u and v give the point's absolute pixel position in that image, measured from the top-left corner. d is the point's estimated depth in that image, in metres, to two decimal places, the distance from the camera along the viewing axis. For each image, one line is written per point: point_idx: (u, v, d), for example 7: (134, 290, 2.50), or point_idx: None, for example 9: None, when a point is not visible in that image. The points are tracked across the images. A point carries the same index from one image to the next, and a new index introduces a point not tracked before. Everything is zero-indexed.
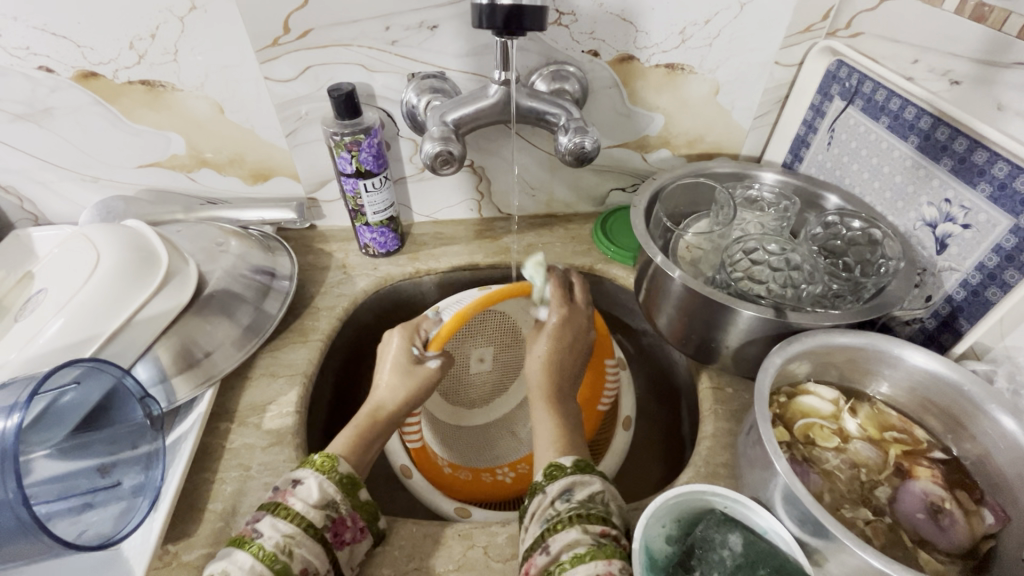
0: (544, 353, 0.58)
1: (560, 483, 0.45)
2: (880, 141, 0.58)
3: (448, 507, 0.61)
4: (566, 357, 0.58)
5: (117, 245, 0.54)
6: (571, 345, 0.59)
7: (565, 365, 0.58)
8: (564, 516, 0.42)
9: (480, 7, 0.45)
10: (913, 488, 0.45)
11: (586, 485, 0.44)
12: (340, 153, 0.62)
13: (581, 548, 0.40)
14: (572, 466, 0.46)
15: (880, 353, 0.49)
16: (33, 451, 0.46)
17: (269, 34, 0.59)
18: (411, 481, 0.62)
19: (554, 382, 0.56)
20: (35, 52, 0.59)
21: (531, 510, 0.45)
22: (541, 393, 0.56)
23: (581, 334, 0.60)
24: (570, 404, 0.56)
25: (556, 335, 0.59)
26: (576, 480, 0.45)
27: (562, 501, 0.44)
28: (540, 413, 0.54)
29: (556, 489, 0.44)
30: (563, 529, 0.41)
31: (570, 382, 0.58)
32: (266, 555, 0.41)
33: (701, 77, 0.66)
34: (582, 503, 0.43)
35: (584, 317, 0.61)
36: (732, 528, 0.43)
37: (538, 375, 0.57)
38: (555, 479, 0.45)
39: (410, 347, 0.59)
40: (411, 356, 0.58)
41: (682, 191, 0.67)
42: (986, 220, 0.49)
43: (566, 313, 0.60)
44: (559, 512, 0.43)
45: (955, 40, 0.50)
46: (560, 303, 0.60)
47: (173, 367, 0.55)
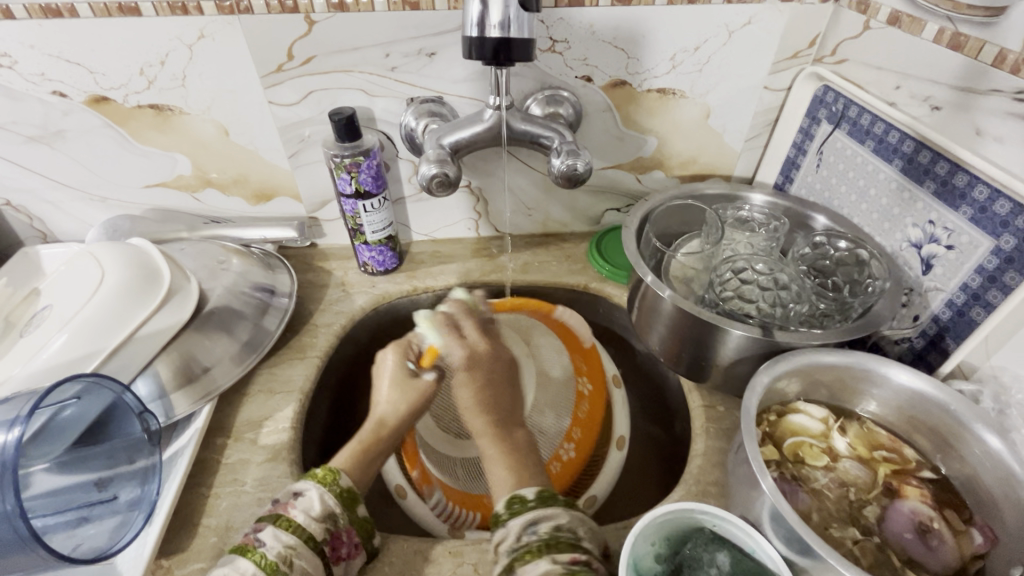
0: (471, 394, 0.54)
1: (523, 516, 0.44)
2: (866, 163, 0.60)
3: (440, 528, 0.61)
4: (493, 389, 0.55)
5: (121, 263, 0.55)
6: (495, 377, 0.56)
7: (498, 390, 0.56)
8: (533, 546, 0.42)
9: (471, 38, 0.48)
10: (902, 508, 0.46)
11: (552, 518, 0.44)
12: (339, 174, 0.64)
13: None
14: (535, 498, 0.46)
15: (867, 372, 0.50)
16: (33, 464, 0.47)
17: (274, 61, 0.61)
18: (405, 501, 0.62)
19: (495, 414, 0.54)
20: (49, 78, 0.61)
21: (497, 541, 0.44)
22: (486, 425, 0.53)
23: (503, 355, 0.59)
24: (518, 431, 0.54)
25: (468, 375, 0.55)
26: (541, 513, 0.44)
27: (529, 533, 0.43)
28: (487, 449, 0.52)
29: (521, 524, 0.44)
30: (532, 560, 0.41)
31: (509, 403, 0.56)
32: (266, 564, 0.41)
33: (692, 101, 0.68)
34: (550, 534, 0.43)
35: (490, 347, 0.58)
36: (721, 547, 0.43)
37: (475, 417, 0.54)
38: (518, 515, 0.45)
39: (405, 363, 0.59)
40: (407, 370, 0.59)
41: (674, 212, 0.69)
42: (968, 241, 0.50)
43: (489, 345, 0.58)
44: (527, 543, 0.43)
45: (933, 67, 0.51)
46: (459, 341, 0.57)
47: (173, 382, 0.56)
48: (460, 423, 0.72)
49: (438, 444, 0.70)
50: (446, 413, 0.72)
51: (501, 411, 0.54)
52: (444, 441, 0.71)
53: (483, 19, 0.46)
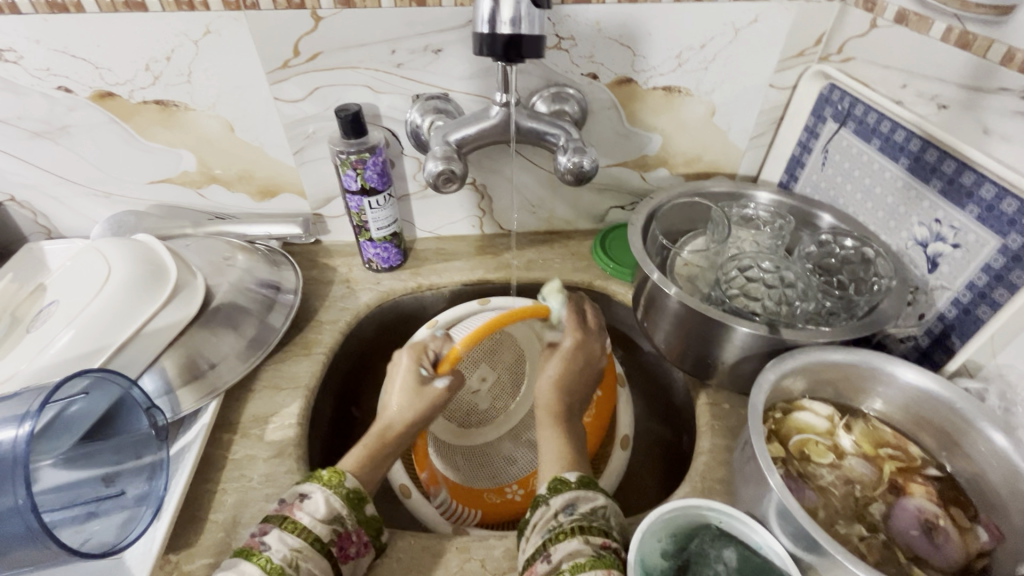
0: (554, 374, 0.61)
1: (563, 496, 0.46)
2: (872, 162, 0.60)
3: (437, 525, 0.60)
4: (573, 383, 0.60)
5: (128, 259, 0.55)
6: (581, 369, 0.61)
7: (576, 388, 0.61)
8: (566, 527, 0.43)
9: (481, 35, 0.48)
10: (908, 505, 0.46)
11: (590, 500, 0.46)
12: (345, 170, 0.64)
13: (581, 558, 0.40)
14: (577, 481, 0.48)
15: (873, 369, 0.50)
16: (42, 460, 0.47)
17: (280, 57, 0.61)
18: (410, 501, 0.62)
19: (562, 399, 0.59)
20: (54, 74, 0.61)
21: (536, 520, 0.46)
22: (551, 403, 0.59)
23: (594, 352, 0.63)
24: (577, 420, 0.59)
25: (568, 359, 0.62)
26: (580, 494, 0.46)
27: (566, 514, 0.45)
28: (547, 433, 0.56)
29: (561, 502, 0.45)
30: (565, 539, 0.42)
31: (579, 402, 0.60)
32: (273, 568, 0.41)
33: (697, 99, 0.68)
34: (584, 515, 0.44)
35: (597, 343, 0.63)
36: (728, 543, 0.44)
37: (547, 394, 0.60)
38: (559, 493, 0.46)
39: (418, 369, 0.59)
40: (418, 377, 0.59)
41: (679, 210, 0.69)
42: (975, 240, 0.50)
43: (579, 341, 0.62)
44: (561, 524, 0.44)
45: (941, 65, 0.51)
46: (575, 329, 0.62)
47: (179, 378, 0.56)
48: (471, 412, 0.72)
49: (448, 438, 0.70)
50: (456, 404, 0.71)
51: (571, 399, 0.59)
52: (450, 431, 0.70)
53: (493, 16, 0.46)
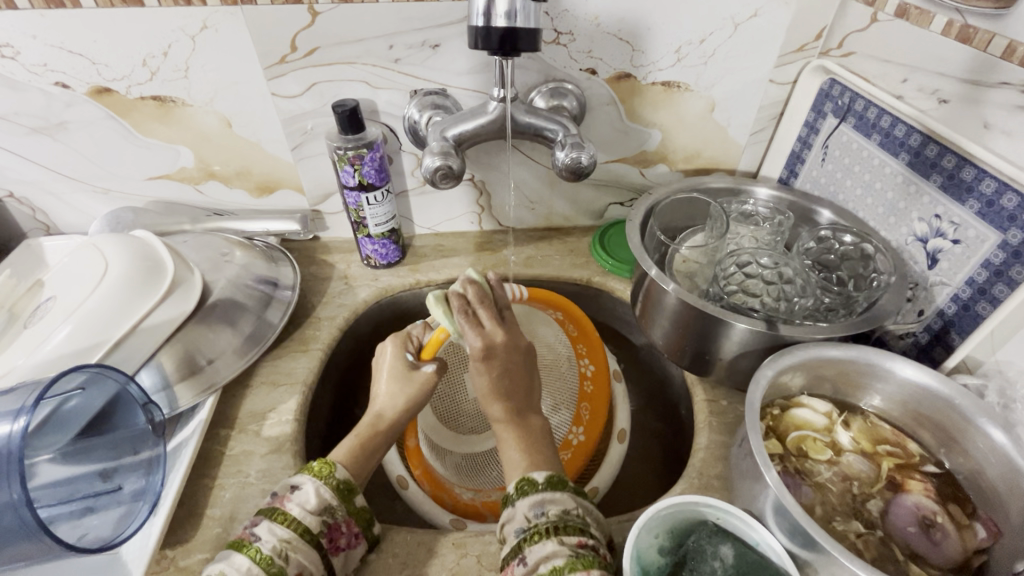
0: (482, 383, 0.51)
1: (528, 499, 0.45)
2: (872, 158, 0.59)
3: (442, 519, 0.61)
4: (507, 381, 0.52)
5: (125, 255, 0.55)
6: (514, 367, 0.52)
7: (514, 380, 0.53)
8: (540, 528, 0.43)
9: (477, 28, 0.47)
10: (905, 502, 0.46)
11: (559, 503, 0.45)
12: (343, 166, 0.63)
13: (559, 560, 0.40)
14: (544, 481, 0.46)
15: (871, 366, 0.50)
16: (38, 455, 0.47)
17: (277, 52, 0.61)
18: (407, 492, 0.62)
19: (508, 404, 0.52)
20: (52, 69, 0.61)
21: (505, 521, 0.46)
22: (502, 411, 0.52)
23: (523, 344, 0.54)
24: (533, 416, 0.53)
25: (487, 365, 0.51)
26: (547, 496, 0.45)
27: (536, 515, 0.44)
28: (502, 435, 0.52)
29: (527, 505, 0.45)
30: (540, 541, 0.42)
31: (525, 394, 0.54)
32: (262, 558, 0.41)
33: (696, 94, 0.67)
34: (558, 516, 0.44)
35: (504, 337, 0.52)
36: (724, 540, 0.43)
37: (491, 403, 0.52)
38: (525, 495, 0.45)
39: (404, 355, 0.58)
40: (407, 362, 0.57)
41: (678, 206, 0.69)
42: (974, 235, 0.49)
43: (506, 335, 0.52)
44: (535, 524, 0.43)
45: (942, 59, 0.51)
46: (511, 320, 0.63)
47: (176, 374, 0.56)
48: (467, 420, 0.72)
49: (446, 444, 0.70)
50: (450, 410, 0.72)
51: (519, 397, 0.53)
52: (450, 438, 0.71)
53: (489, 9, 0.46)
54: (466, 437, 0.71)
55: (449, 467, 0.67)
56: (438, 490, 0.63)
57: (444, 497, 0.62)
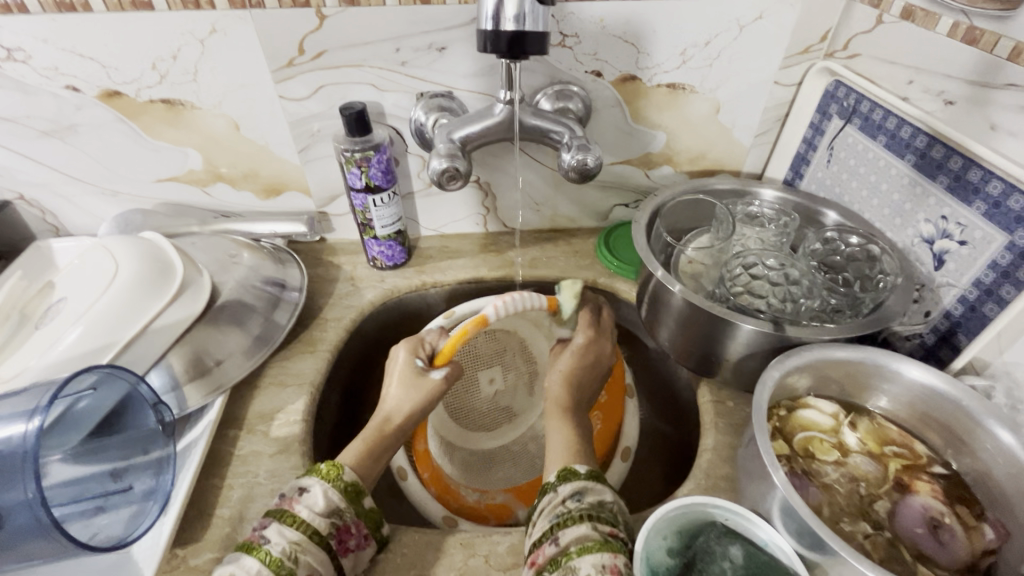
0: (565, 370, 0.61)
1: (571, 485, 0.46)
2: (878, 159, 0.59)
3: (434, 516, 0.62)
4: (584, 375, 0.61)
5: (135, 256, 0.56)
6: (594, 364, 0.62)
7: (582, 377, 0.61)
8: (574, 513, 0.43)
9: (487, 31, 0.48)
10: (913, 503, 0.46)
11: (597, 492, 0.46)
12: (350, 168, 0.64)
13: (590, 542, 0.41)
14: (587, 472, 0.47)
15: (878, 367, 0.50)
16: (50, 455, 0.47)
17: (285, 56, 0.62)
18: (406, 483, 0.64)
19: (571, 394, 0.59)
20: (63, 73, 0.62)
21: (542, 506, 0.46)
22: (561, 395, 0.59)
23: (604, 355, 0.64)
24: (582, 416, 0.58)
25: (577, 355, 0.62)
26: (588, 485, 0.46)
27: (573, 501, 0.45)
28: (553, 423, 0.56)
29: (568, 491, 0.45)
30: (574, 525, 0.42)
31: (588, 397, 0.61)
32: (272, 561, 0.42)
33: (701, 96, 0.67)
34: (593, 505, 0.44)
35: (588, 340, 0.63)
36: (734, 540, 0.44)
37: (557, 387, 0.60)
38: (568, 482, 0.46)
39: (414, 361, 0.59)
40: (416, 368, 0.59)
41: (683, 207, 0.69)
42: (981, 236, 0.50)
43: (590, 338, 0.63)
44: (569, 509, 0.44)
45: (948, 61, 0.51)
46: (586, 325, 0.64)
47: (186, 374, 0.56)
48: (478, 415, 0.72)
49: (454, 439, 0.69)
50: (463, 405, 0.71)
51: (574, 394, 0.59)
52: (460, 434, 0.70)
53: (497, 13, 0.46)
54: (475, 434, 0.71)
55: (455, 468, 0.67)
56: (444, 493, 0.63)
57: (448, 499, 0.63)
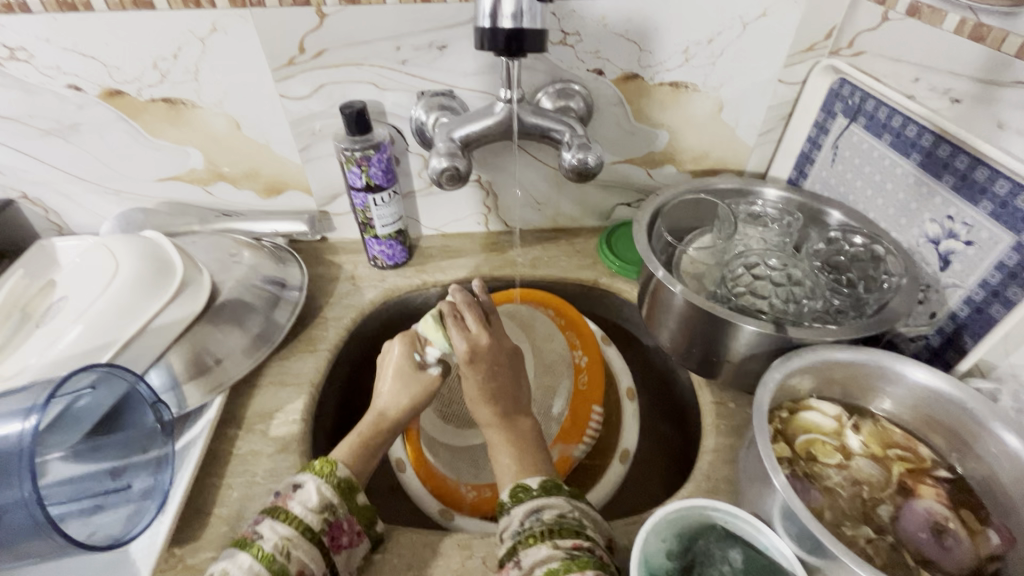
0: (476, 386, 0.54)
1: (525, 505, 0.45)
2: (883, 158, 0.59)
3: (433, 511, 0.62)
4: (494, 382, 0.55)
5: (135, 255, 0.56)
6: (496, 366, 0.55)
7: (501, 383, 0.55)
8: (536, 531, 0.43)
9: (483, 30, 0.47)
10: (917, 507, 0.45)
11: (556, 506, 0.45)
12: (350, 167, 0.64)
13: (555, 563, 0.41)
14: (538, 488, 0.47)
15: (882, 369, 0.49)
16: (49, 452, 0.48)
17: (285, 54, 0.61)
18: (404, 475, 0.64)
19: (498, 405, 0.54)
20: (65, 72, 0.62)
21: (502, 529, 0.45)
22: (491, 414, 0.54)
23: (503, 347, 0.57)
24: (522, 419, 0.55)
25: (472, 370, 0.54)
26: (543, 501, 0.45)
27: (533, 519, 0.44)
28: (494, 438, 0.54)
29: (524, 511, 0.45)
30: (535, 544, 0.42)
31: (512, 396, 0.56)
32: (264, 555, 0.41)
33: (704, 95, 0.67)
34: (554, 519, 0.44)
35: (489, 341, 0.55)
36: (734, 543, 0.43)
37: (481, 406, 0.55)
38: (521, 502, 0.46)
39: (412, 355, 0.57)
40: (414, 364, 0.57)
41: (685, 207, 0.68)
42: (988, 236, 0.49)
43: (490, 338, 0.56)
44: (530, 527, 0.44)
45: (955, 58, 0.50)
46: (462, 337, 0.54)
47: (186, 373, 0.56)
48: (465, 412, 0.70)
49: (441, 437, 0.68)
50: (448, 401, 0.71)
51: (502, 399, 0.55)
52: (449, 430, 0.69)
53: (495, 10, 0.46)
54: (462, 430, 0.70)
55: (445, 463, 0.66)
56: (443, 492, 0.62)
57: (451, 501, 0.62)
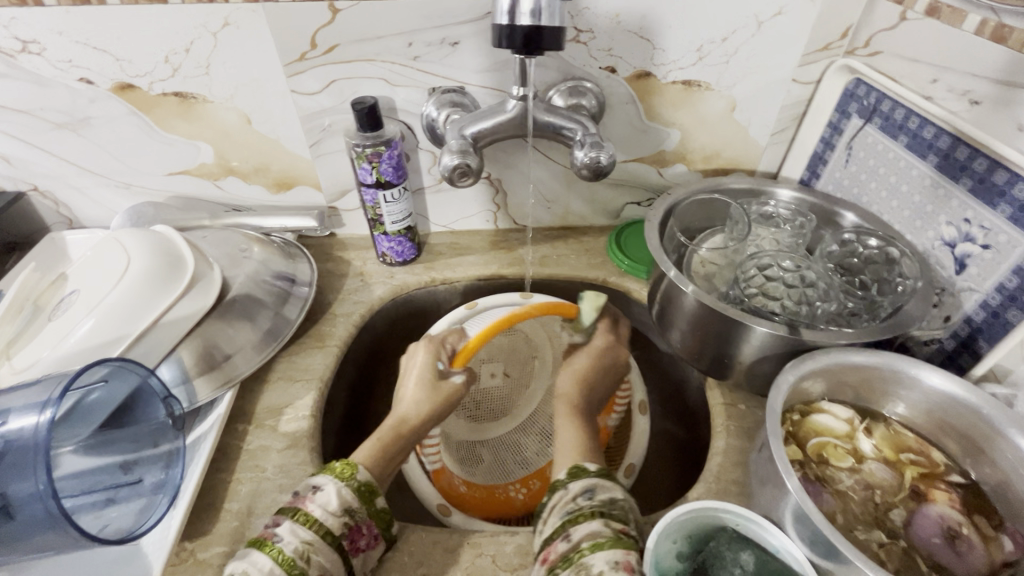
0: (576, 373, 0.66)
1: (581, 482, 0.47)
2: (898, 159, 0.58)
3: (429, 501, 0.61)
4: (597, 377, 0.66)
5: (146, 249, 0.56)
6: (611, 367, 0.68)
7: (596, 386, 0.66)
8: (585, 510, 0.44)
9: (501, 27, 0.47)
10: (930, 512, 0.45)
11: (607, 489, 0.46)
12: (361, 163, 0.63)
13: (602, 538, 0.41)
14: (595, 470, 0.49)
15: (896, 373, 0.49)
16: (63, 446, 0.48)
17: (298, 49, 0.61)
18: (409, 464, 0.63)
19: (581, 396, 0.64)
20: (77, 65, 0.62)
21: (552, 504, 0.47)
22: (568, 407, 0.62)
23: (618, 360, 0.68)
24: (591, 422, 0.61)
25: (588, 359, 0.68)
26: (598, 483, 0.47)
27: (584, 498, 0.46)
28: (564, 424, 0.60)
29: (578, 488, 0.46)
30: (584, 521, 0.43)
31: (598, 400, 0.65)
32: (284, 559, 0.41)
33: (717, 93, 0.66)
34: (606, 502, 0.45)
35: (606, 343, 0.68)
36: (745, 546, 0.43)
37: (570, 385, 0.65)
38: (576, 479, 0.48)
39: (435, 363, 0.62)
40: (435, 371, 0.62)
41: (697, 207, 0.68)
42: (1006, 241, 0.48)
43: (607, 341, 0.69)
44: (580, 507, 0.45)
45: (975, 60, 0.49)
46: (605, 330, 0.69)
47: (195, 368, 0.57)
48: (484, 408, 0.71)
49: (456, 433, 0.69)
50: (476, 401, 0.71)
51: (592, 394, 0.65)
52: (471, 430, 0.70)
53: (513, 7, 0.46)
54: (479, 426, 0.71)
55: (484, 476, 0.68)
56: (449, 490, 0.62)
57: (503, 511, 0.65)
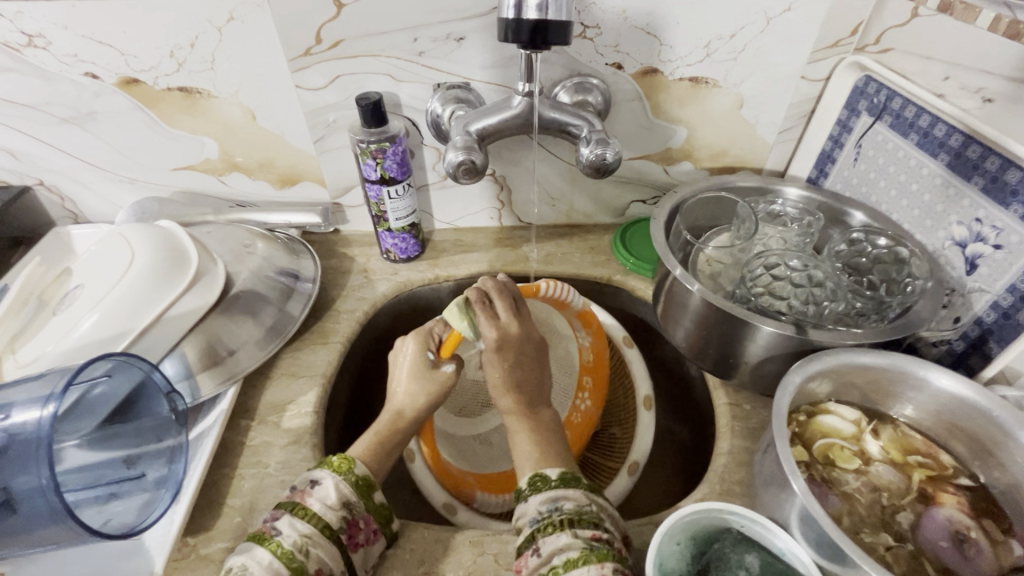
0: (498, 376, 0.54)
1: (541, 495, 0.46)
2: (909, 158, 0.57)
3: (435, 500, 0.61)
4: (521, 372, 0.55)
5: (150, 244, 0.56)
6: None
7: (526, 374, 0.55)
8: (556, 520, 0.43)
9: (507, 21, 0.47)
10: (938, 515, 0.44)
11: (574, 499, 0.45)
12: (365, 159, 0.63)
13: (573, 552, 0.40)
14: (558, 478, 0.47)
15: (905, 374, 0.48)
16: (66, 440, 0.49)
17: (302, 44, 0.61)
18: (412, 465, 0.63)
19: (520, 394, 0.54)
20: (82, 60, 0.62)
21: (519, 514, 0.46)
22: (512, 403, 0.54)
23: (567, 344, 0.65)
24: (545, 411, 0.55)
25: (499, 356, 0.53)
26: (563, 492, 0.45)
27: (549, 508, 0.44)
28: (514, 425, 0.54)
29: (540, 500, 0.45)
30: (554, 533, 0.42)
31: (538, 382, 0.56)
32: (283, 553, 0.41)
33: (724, 90, 0.66)
34: (574, 511, 0.44)
35: (544, 327, 0.65)
36: (750, 548, 0.43)
37: (502, 394, 0.55)
38: (539, 492, 0.46)
39: (425, 353, 0.56)
40: (428, 362, 0.56)
41: (704, 205, 0.67)
42: (1019, 241, 0.47)
43: (544, 326, 0.65)
44: (548, 516, 0.44)
45: (988, 58, 0.49)
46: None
47: (199, 363, 0.57)
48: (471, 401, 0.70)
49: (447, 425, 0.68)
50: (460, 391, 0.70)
51: (527, 391, 0.55)
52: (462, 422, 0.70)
53: (519, 1, 0.45)
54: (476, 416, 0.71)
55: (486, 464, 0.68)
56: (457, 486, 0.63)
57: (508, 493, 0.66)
